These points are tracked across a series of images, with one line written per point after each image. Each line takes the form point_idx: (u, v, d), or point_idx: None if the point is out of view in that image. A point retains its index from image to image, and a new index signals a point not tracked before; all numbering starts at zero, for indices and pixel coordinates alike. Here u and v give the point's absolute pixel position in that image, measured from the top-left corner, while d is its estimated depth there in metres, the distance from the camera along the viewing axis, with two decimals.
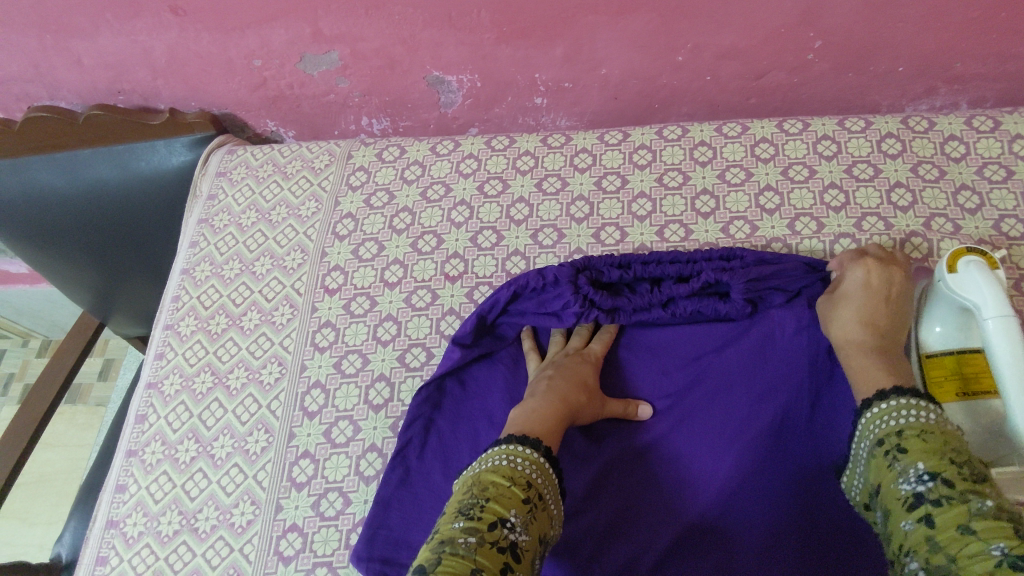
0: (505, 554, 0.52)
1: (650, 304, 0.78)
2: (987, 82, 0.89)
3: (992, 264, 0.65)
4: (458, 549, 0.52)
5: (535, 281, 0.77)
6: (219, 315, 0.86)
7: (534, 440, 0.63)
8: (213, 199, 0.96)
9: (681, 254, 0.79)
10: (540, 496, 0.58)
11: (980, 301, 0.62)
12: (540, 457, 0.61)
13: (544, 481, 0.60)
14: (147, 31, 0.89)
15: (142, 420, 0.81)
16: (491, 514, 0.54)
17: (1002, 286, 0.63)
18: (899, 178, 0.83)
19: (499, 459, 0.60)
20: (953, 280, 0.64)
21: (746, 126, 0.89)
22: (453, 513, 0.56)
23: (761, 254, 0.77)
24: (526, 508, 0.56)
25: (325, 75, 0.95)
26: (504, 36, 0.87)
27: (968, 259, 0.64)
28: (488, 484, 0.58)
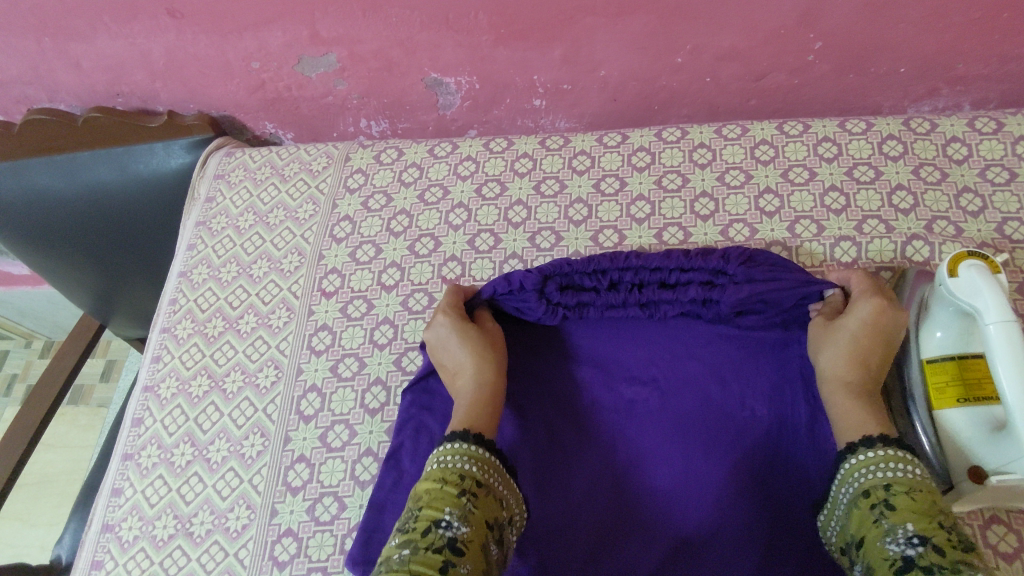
0: (443, 554, 0.54)
1: (626, 302, 0.78)
2: (990, 83, 0.89)
3: (993, 267, 0.65)
4: (394, 564, 0.53)
5: (502, 286, 0.77)
6: (216, 318, 0.86)
7: (468, 432, 0.64)
8: (211, 201, 0.96)
9: (665, 261, 0.76)
10: (478, 484, 0.60)
11: (981, 306, 0.62)
12: (473, 445, 0.63)
13: (478, 466, 0.61)
14: (144, 34, 0.89)
15: (138, 423, 0.81)
16: (424, 521, 0.56)
17: (1004, 290, 0.62)
18: (901, 180, 0.82)
19: (433, 464, 0.62)
20: (954, 285, 0.64)
21: (746, 128, 0.89)
22: (396, 532, 0.57)
23: (750, 264, 0.75)
24: (460, 502, 0.57)
25: (324, 78, 0.94)
26: (502, 38, 0.87)
27: (969, 264, 0.64)
28: (423, 494, 0.59)
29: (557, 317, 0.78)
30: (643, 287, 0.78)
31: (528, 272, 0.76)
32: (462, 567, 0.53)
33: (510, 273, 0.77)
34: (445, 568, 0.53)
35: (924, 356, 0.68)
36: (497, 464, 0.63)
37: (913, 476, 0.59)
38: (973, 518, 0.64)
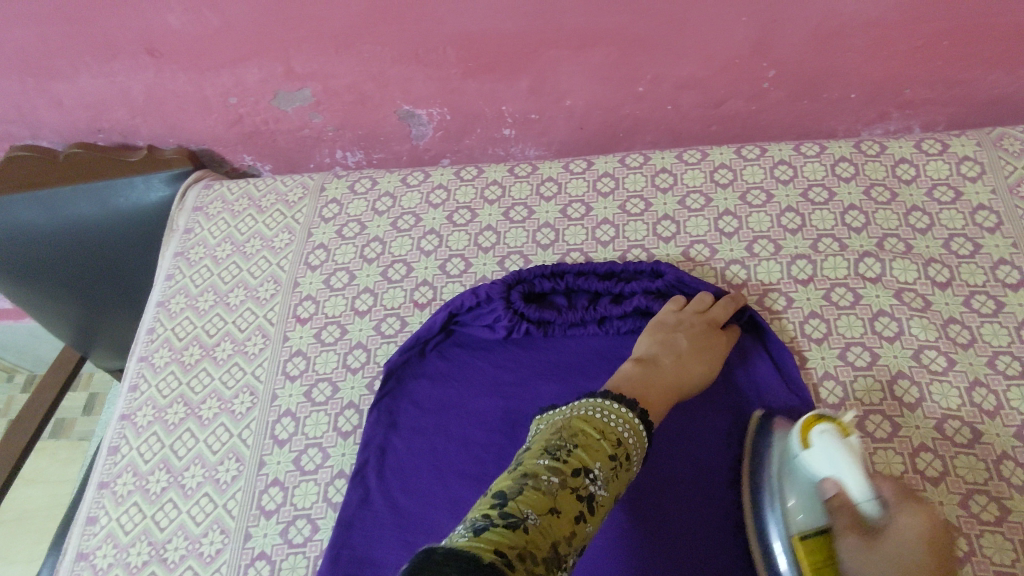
0: (581, 504, 0.49)
1: (584, 320, 0.79)
2: (937, 107, 0.93)
3: (845, 429, 0.62)
4: (541, 485, 0.48)
5: (469, 300, 0.80)
6: (193, 346, 0.88)
7: (631, 400, 0.59)
8: (189, 233, 0.98)
9: (616, 267, 0.82)
10: (628, 455, 0.55)
11: (841, 483, 0.59)
12: (637, 416, 0.58)
13: (634, 437, 0.56)
14: (125, 73, 0.93)
15: (115, 451, 0.82)
16: (578, 460, 0.51)
17: (861, 462, 0.59)
18: (853, 201, 0.86)
19: (595, 408, 0.56)
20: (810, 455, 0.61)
21: (705, 153, 0.93)
22: (539, 448, 0.52)
23: (683, 274, 0.80)
24: (612, 464, 0.52)
25: (300, 112, 0.98)
26: (470, 71, 0.90)
27: (824, 431, 0.61)
28: (577, 429, 0.54)
29: (521, 330, 0.79)
30: (598, 301, 0.81)
31: (493, 283, 0.80)
32: (589, 526, 0.49)
33: (475, 288, 0.81)
34: (577, 520, 0.48)
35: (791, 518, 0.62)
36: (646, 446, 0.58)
37: None
38: None
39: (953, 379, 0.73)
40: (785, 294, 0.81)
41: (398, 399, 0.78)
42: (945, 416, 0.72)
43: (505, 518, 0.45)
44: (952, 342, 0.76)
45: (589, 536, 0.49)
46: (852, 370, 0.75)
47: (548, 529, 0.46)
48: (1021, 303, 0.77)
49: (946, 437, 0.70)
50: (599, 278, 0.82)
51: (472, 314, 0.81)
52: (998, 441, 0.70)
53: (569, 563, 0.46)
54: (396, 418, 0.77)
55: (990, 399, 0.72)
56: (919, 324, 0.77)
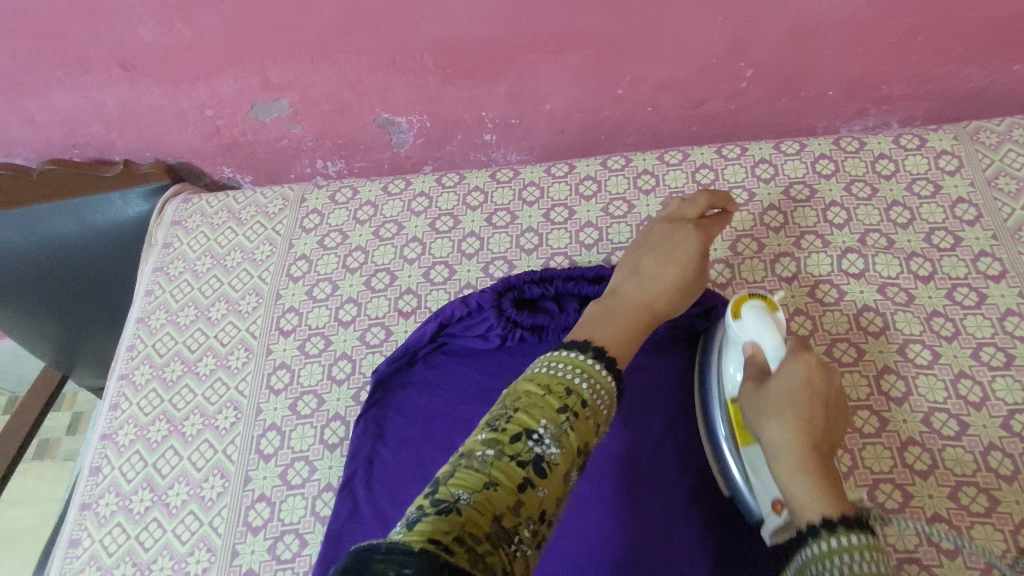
0: (526, 470, 0.46)
1: (575, 326, 0.79)
2: (914, 102, 0.94)
3: (773, 306, 0.65)
4: (474, 462, 0.46)
5: (460, 309, 0.79)
6: (174, 362, 0.86)
7: (582, 349, 0.58)
8: (168, 247, 0.96)
9: (607, 271, 0.81)
10: (583, 405, 0.52)
11: (759, 344, 0.63)
12: (589, 359, 0.56)
13: (587, 384, 0.54)
14: (98, 87, 0.91)
15: (96, 472, 0.80)
16: (516, 425, 0.49)
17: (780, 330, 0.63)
18: (834, 197, 0.87)
19: (537, 371, 0.55)
20: (738, 327, 0.65)
21: (686, 153, 0.93)
22: (482, 426, 0.50)
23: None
24: (560, 418, 0.50)
25: (277, 122, 0.97)
26: (448, 77, 0.90)
27: (749, 306, 0.64)
28: (519, 396, 0.52)
29: (515, 337, 0.78)
30: (589, 306, 0.80)
31: (484, 291, 0.79)
32: (542, 489, 0.46)
33: (466, 296, 0.80)
34: (523, 486, 0.46)
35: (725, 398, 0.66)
36: (608, 395, 0.56)
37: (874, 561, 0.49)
38: (917, 518, 0.66)
39: (938, 372, 0.74)
40: (770, 293, 0.81)
41: (384, 410, 0.77)
42: (932, 409, 0.72)
43: (435, 505, 0.43)
44: (936, 335, 0.76)
45: (548, 500, 0.47)
46: (838, 367, 0.76)
47: (485, 503, 0.43)
48: (1003, 294, 0.77)
49: (933, 431, 0.71)
50: (590, 283, 0.81)
51: (464, 323, 0.80)
52: (985, 433, 0.70)
53: (525, 534, 0.44)
54: (383, 429, 0.76)
55: (976, 391, 0.72)
56: (903, 319, 0.77)
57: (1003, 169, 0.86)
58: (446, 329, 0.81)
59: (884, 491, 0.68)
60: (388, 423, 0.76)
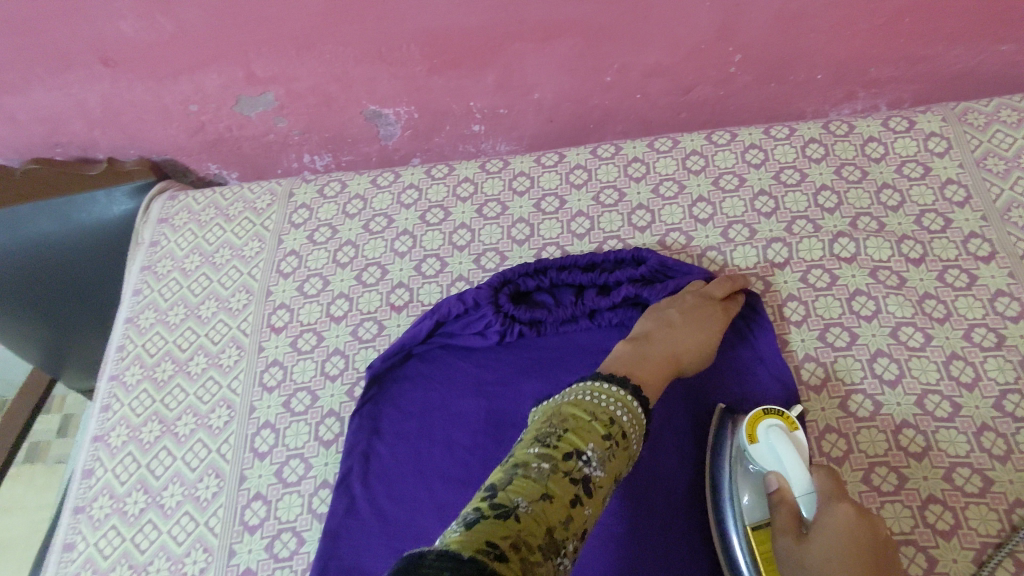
0: (576, 487, 0.48)
1: (575, 315, 0.79)
2: (902, 84, 0.94)
3: (791, 424, 0.65)
4: (531, 472, 0.47)
5: (456, 307, 0.79)
6: (165, 362, 0.85)
7: (622, 378, 0.59)
8: (155, 246, 0.95)
9: (596, 257, 0.82)
10: (624, 433, 0.54)
11: (784, 475, 0.62)
12: (629, 392, 0.57)
13: (628, 414, 0.55)
14: (78, 84, 0.90)
15: (88, 474, 0.79)
16: (568, 444, 0.50)
17: (803, 455, 0.62)
18: (825, 181, 0.87)
19: (582, 393, 0.56)
20: (754, 452, 0.65)
21: (676, 140, 0.92)
22: (530, 438, 0.52)
23: (665, 258, 0.81)
24: (607, 443, 0.51)
25: (263, 116, 0.96)
26: (435, 67, 0.89)
27: (768, 424, 0.65)
28: (567, 414, 0.53)
29: (515, 333, 0.78)
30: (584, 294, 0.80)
31: (478, 288, 0.79)
32: (588, 509, 0.48)
33: (461, 293, 0.80)
34: (574, 502, 0.47)
35: (745, 522, 0.63)
36: (643, 423, 0.57)
37: None
38: (912, 499, 0.67)
39: (931, 354, 0.74)
40: (762, 278, 0.81)
41: (379, 404, 0.77)
42: (925, 391, 0.72)
43: (493, 511, 0.44)
44: (928, 317, 0.76)
45: (591, 519, 0.48)
46: (832, 351, 0.76)
47: (541, 515, 0.45)
48: (993, 275, 0.78)
49: (926, 412, 0.71)
50: (583, 271, 0.81)
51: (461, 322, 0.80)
52: (977, 413, 0.70)
53: (569, 549, 0.45)
54: (379, 424, 0.76)
55: (968, 371, 0.73)
56: (895, 302, 0.77)
57: (991, 149, 0.86)
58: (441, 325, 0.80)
59: (880, 474, 0.68)
60: (384, 418, 0.76)
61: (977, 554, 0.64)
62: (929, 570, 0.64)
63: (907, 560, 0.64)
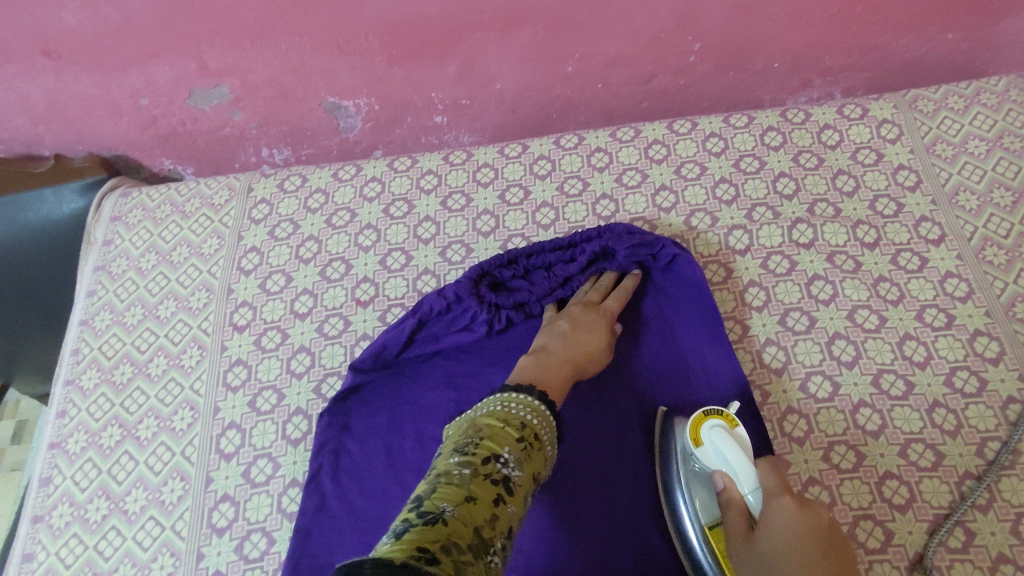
0: (498, 486, 0.48)
1: (552, 287, 0.81)
2: (855, 73, 0.96)
3: (732, 422, 0.64)
4: (453, 478, 0.47)
5: (438, 304, 0.78)
6: (124, 364, 0.83)
7: (527, 387, 0.59)
8: (109, 245, 0.92)
9: (561, 239, 0.82)
10: (537, 436, 0.54)
11: (732, 479, 0.59)
12: (538, 400, 0.58)
13: (538, 418, 0.56)
14: (20, 77, 0.86)
15: (46, 483, 0.77)
16: (485, 449, 0.50)
17: (745, 452, 0.60)
18: (782, 168, 0.88)
19: (494, 404, 0.56)
20: (699, 452, 0.63)
21: (638, 130, 0.93)
22: (449, 450, 0.51)
23: (631, 226, 0.82)
24: (521, 445, 0.51)
25: (217, 109, 0.93)
26: (394, 58, 0.88)
27: (711, 427, 0.62)
28: (480, 425, 0.53)
29: (501, 318, 0.78)
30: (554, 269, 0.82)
31: (458, 281, 0.78)
32: (512, 508, 0.48)
33: (441, 290, 0.79)
34: (497, 502, 0.47)
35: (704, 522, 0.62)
36: (555, 426, 0.58)
37: None
38: (870, 475, 0.69)
39: (885, 335, 0.77)
40: (725, 265, 0.83)
41: (347, 400, 0.76)
42: (881, 370, 0.75)
43: (421, 517, 0.43)
44: (883, 299, 0.79)
45: (515, 518, 0.48)
46: (792, 335, 0.78)
47: (467, 517, 0.44)
48: (943, 257, 0.81)
49: (882, 391, 0.74)
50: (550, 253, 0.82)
51: (444, 317, 0.79)
52: (929, 390, 0.73)
53: (498, 546, 0.45)
54: (347, 420, 0.75)
55: (920, 351, 0.75)
56: (851, 285, 0.80)
57: (940, 136, 0.89)
58: (422, 325, 0.79)
59: (839, 452, 0.71)
60: (352, 414, 0.75)
61: (931, 525, 0.66)
62: (887, 542, 0.66)
63: (865, 534, 0.67)
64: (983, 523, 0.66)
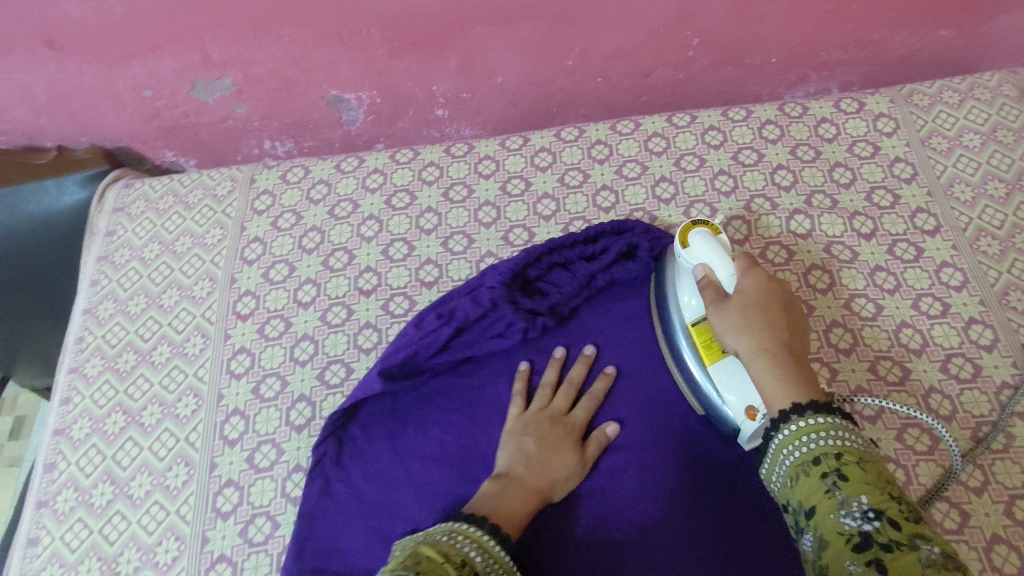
0: None
1: (580, 291, 0.80)
2: (851, 68, 0.98)
3: (717, 232, 0.68)
4: None
5: (473, 310, 0.76)
6: (128, 352, 0.84)
7: (480, 519, 0.58)
8: (112, 235, 0.93)
9: (579, 233, 0.82)
10: (479, 573, 0.52)
11: (710, 269, 0.65)
12: (487, 536, 0.56)
13: (484, 556, 0.53)
14: (23, 68, 0.86)
15: (51, 469, 0.77)
16: (422, 575, 0.47)
17: (727, 253, 0.65)
18: (780, 160, 0.90)
19: (441, 536, 0.55)
20: (687, 255, 0.67)
21: (638, 123, 0.94)
22: (385, 575, 0.49)
23: (647, 224, 0.83)
24: (459, 575, 0.49)
25: (220, 102, 0.94)
26: (396, 51, 0.89)
27: (697, 234, 0.67)
28: (422, 555, 0.51)
29: (538, 327, 0.76)
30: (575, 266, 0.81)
31: (493, 288, 0.77)
32: None
33: (472, 295, 0.77)
34: None
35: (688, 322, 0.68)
36: (506, 568, 0.55)
37: (850, 442, 0.50)
38: None
39: (882, 323, 0.78)
40: None
41: None
42: (877, 357, 0.76)
43: None
44: (879, 288, 0.80)
45: None
46: None
47: None
48: (938, 247, 0.82)
49: (879, 377, 0.75)
50: (569, 248, 0.82)
51: (478, 324, 0.77)
52: (925, 376, 0.74)
53: None
54: (351, 406, 0.76)
55: (916, 339, 0.76)
56: (848, 275, 0.81)
57: (935, 129, 0.90)
58: (457, 331, 0.76)
59: None
60: (355, 401, 0.76)
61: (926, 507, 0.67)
62: None
63: None
64: (978, 506, 0.67)
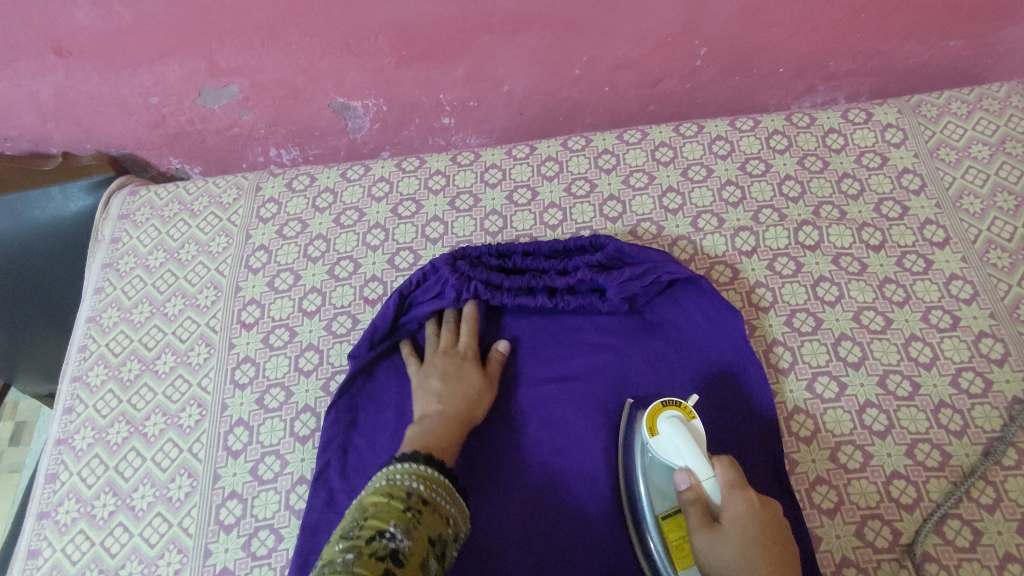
0: (385, 562, 0.48)
1: (531, 287, 0.80)
2: (859, 78, 0.97)
3: (689, 415, 0.66)
4: (336, 566, 0.47)
5: (418, 274, 0.81)
6: (131, 361, 0.83)
7: (413, 452, 0.60)
8: (117, 242, 0.92)
9: (560, 245, 0.83)
10: (426, 499, 0.55)
11: (691, 471, 0.62)
12: (421, 462, 0.59)
13: (425, 482, 0.56)
14: (30, 75, 0.86)
15: (53, 479, 0.77)
16: (369, 529, 0.50)
17: (700, 445, 0.63)
18: (788, 171, 0.89)
19: (380, 478, 0.57)
20: (654, 443, 0.65)
21: (645, 132, 0.94)
22: (336, 537, 0.51)
23: (624, 245, 0.80)
24: (405, 514, 0.52)
25: (226, 109, 0.93)
26: (404, 59, 0.88)
27: (668, 421, 0.65)
28: (367, 502, 0.53)
29: (470, 290, 0.79)
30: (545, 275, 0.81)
31: (441, 255, 0.81)
32: None
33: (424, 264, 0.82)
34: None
35: (656, 514, 0.64)
36: (447, 481, 0.59)
37: None
38: (876, 475, 0.70)
39: (891, 336, 0.77)
40: (731, 266, 0.83)
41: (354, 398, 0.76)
42: (886, 371, 0.75)
43: None
44: (889, 301, 0.79)
45: None
46: (799, 335, 0.78)
47: None
48: (947, 260, 0.81)
49: (889, 392, 0.74)
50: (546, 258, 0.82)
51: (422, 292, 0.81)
52: (935, 391, 0.74)
53: None
54: (355, 418, 0.75)
55: (926, 352, 0.76)
56: (857, 287, 0.80)
57: (943, 140, 0.90)
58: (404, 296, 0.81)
59: (846, 451, 0.71)
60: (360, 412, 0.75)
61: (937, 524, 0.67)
62: (894, 541, 0.66)
63: (873, 533, 0.67)
64: (990, 522, 0.66)
